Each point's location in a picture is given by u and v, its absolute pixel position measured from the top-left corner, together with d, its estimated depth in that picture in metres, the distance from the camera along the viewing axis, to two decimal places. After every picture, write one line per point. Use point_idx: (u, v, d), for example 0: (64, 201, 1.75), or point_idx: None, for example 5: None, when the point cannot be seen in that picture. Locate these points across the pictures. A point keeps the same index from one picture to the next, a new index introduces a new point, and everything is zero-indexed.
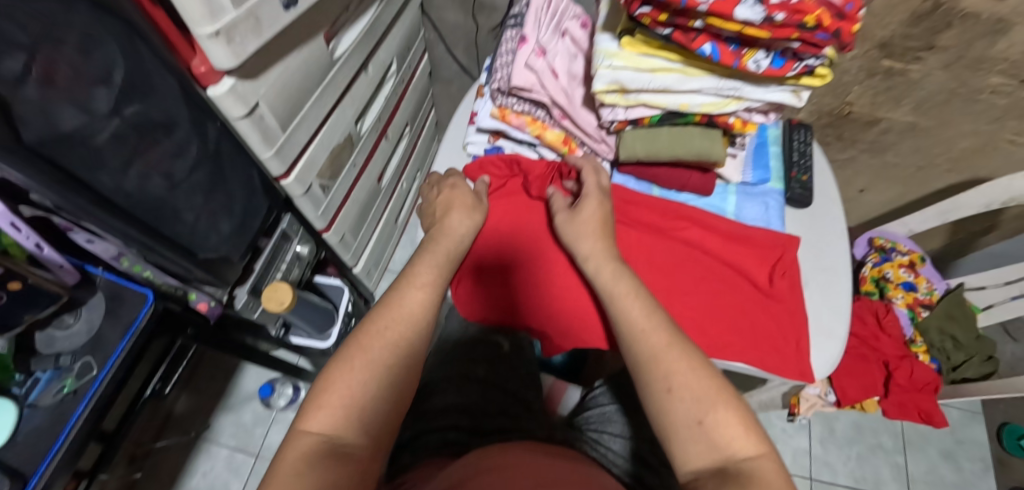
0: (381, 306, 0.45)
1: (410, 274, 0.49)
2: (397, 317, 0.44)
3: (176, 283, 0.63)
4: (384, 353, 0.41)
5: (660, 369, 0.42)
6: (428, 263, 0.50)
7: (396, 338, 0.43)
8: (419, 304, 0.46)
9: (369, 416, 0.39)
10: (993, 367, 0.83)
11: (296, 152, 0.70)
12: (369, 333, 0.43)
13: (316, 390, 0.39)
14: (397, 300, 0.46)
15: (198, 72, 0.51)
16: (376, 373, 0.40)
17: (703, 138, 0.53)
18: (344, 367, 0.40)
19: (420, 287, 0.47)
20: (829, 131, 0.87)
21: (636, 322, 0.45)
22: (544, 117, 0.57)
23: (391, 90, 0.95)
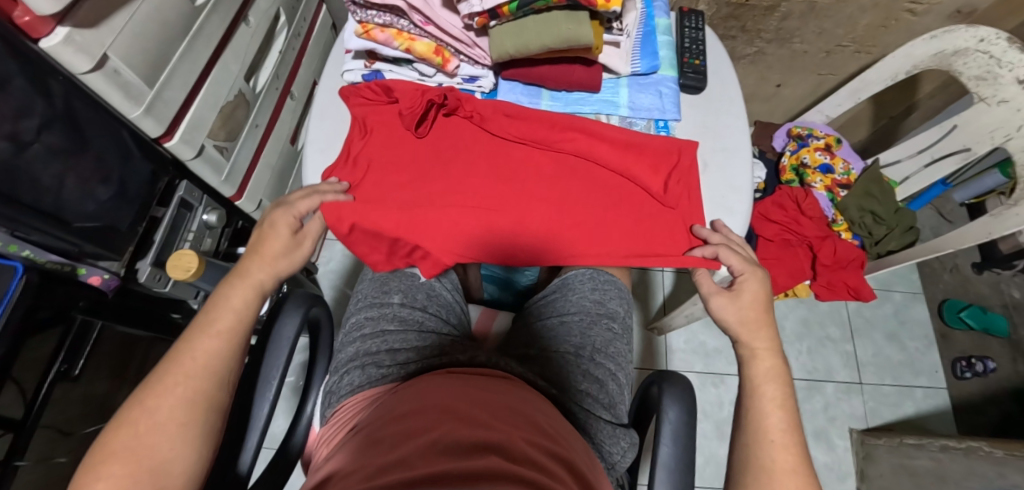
0: (167, 363, 0.43)
1: (206, 316, 0.46)
2: (188, 370, 0.42)
3: (62, 259, 0.60)
4: (169, 419, 0.40)
5: (770, 487, 0.41)
6: (223, 306, 0.46)
7: (205, 372, 0.43)
8: (213, 354, 0.44)
9: (166, 473, 0.38)
10: (913, 236, 0.85)
11: (173, 111, 0.65)
12: (152, 391, 0.41)
13: (92, 459, 0.37)
14: (189, 352, 0.43)
15: (23, 23, 0.46)
16: (165, 433, 0.39)
17: (569, 22, 0.52)
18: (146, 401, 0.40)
19: (231, 319, 0.46)
20: (732, 23, 0.85)
21: (768, 427, 0.44)
22: (408, 27, 0.55)
23: (286, 45, 0.91)
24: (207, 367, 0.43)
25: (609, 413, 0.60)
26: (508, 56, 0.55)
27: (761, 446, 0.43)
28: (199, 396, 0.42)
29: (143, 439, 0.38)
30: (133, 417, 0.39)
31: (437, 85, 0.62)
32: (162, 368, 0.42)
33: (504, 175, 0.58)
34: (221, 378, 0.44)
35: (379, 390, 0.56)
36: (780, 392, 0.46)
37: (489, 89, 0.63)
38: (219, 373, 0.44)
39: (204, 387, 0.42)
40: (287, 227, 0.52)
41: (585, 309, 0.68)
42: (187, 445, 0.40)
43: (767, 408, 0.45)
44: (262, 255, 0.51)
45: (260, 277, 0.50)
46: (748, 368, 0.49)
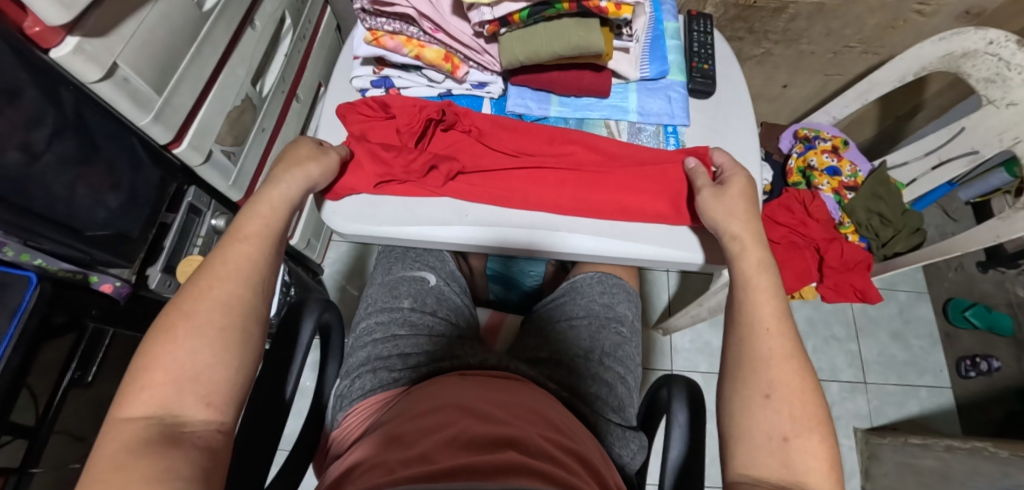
0: (201, 272, 0.43)
1: (235, 227, 0.46)
2: (222, 277, 0.43)
3: (74, 267, 0.60)
4: (208, 322, 0.40)
5: (764, 374, 0.43)
6: (252, 215, 0.47)
7: (233, 281, 0.43)
8: (244, 261, 0.44)
9: (211, 378, 0.38)
10: (920, 237, 0.85)
11: (182, 116, 0.66)
12: (188, 297, 0.41)
13: (138, 365, 0.38)
14: (222, 259, 0.43)
15: (33, 33, 0.46)
16: (207, 336, 0.39)
17: (580, 30, 0.51)
18: (181, 311, 0.40)
19: (258, 228, 0.46)
20: (739, 24, 0.85)
21: (762, 319, 0.46)
22: (418, 34, 0.55)
23: (291, 48, 0.90)
24: (240, 273, 0.43)
25: (617, 416, 0.60)
26: (518, 62, 0.54)
27: (754, 335, 0.45)
28: (235, 302, 0.42)
29: (182, 345, 0.38)
30: (174, 322, 0.39)
31: (446, 91, 0.62)
32: (196, 276, 0.43)
33: (505, 183, 0.57)
34: (255, 287, 0.44)
35: (392, 393, 0.57)
36: (769, 281, 0.48)
37: (498, 94, 0.63)
38: (251, 280, 0.44)
39: (240, 293, 0.43)
40: (310, 150, 0.53)
41: (594, 313, 0.68)
42: (227, 349, 0.40)
43: (758, 300, 0.47)
44: (291, 168, 0.51)
45: (287, 187, 0.49)
46: (737, 261, 0.50)
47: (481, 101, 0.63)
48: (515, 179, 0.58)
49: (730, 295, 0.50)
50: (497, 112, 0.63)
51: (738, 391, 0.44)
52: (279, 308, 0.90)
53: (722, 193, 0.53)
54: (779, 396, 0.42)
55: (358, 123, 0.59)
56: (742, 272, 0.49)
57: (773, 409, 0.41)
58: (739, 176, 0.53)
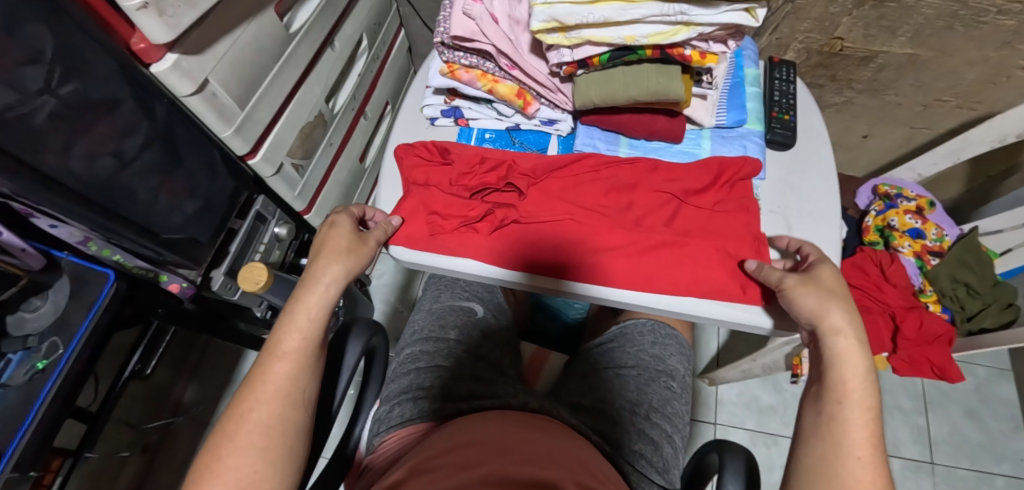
0: (246, 389, 0.46)
1: (274, 340, 0.48)
2: (263, 394, 0.45)
3: (147, 265, 0.63)
4: (251, 445, 0.43)
5: None
6: (290, 328, 0.48)
7: (274, 388, 0.45)
8: (282, 378, 0.46)
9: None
10: (1013, 315, 0.77)
11: (259, 130, 0.68)
12: (232, 418, 0.44)
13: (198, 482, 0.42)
14: (264, 377, 0.46)
15: (138, 49, 0.50)
16: (247, 457, 0.43)
17: (661, 76, 0.49)
18: (223, 430, 0.44)
19: (296, 334, 0.48)
20: (821, 71, 0.82)
21: (854, 441, 0.42)
22: (494, 70, 0.54)
23: (365, 67, 0.94)
24: (279, 391, 0.46)
25: (662, 477, 0.55)
26: (592, 104, 0.53)
27: (839, 455, 0.41)
28: (276, 422, 0.44)
29: (222, 466, 0.42)
30: (218, 444, 0.43)
31: (514, 125, 0.61)
32: (242, 392, 0.46)
33: (573, 216, 0.55)
34: (295, 400, 0.46)
35: (429, 424, 0.55)
36: (869, 398, 0.43)
37: (566, 132, 0.61)
38: (292, 396, 0.46)
39: (278, 411, 0.45)
40: (346, 221, 0.54)
41: (643, 364, 0.65)
42: (271, 466, 0.43)
43: (854, 417, 0.42)
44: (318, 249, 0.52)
45: (320, 289, 0.50)
46: (835, 365, 0.44)
47: (549, 137, 0.62)
48: (562, 242, 0.55)
49: (814, 391, 0.46)
50: (564, 150, 0.61)
51: None
52: None
53: (804, 284, 0.47)
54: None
55: (417, 164, 0.59)
56: (841, 381, 0.44)
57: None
58: (829, 268, 0.48)
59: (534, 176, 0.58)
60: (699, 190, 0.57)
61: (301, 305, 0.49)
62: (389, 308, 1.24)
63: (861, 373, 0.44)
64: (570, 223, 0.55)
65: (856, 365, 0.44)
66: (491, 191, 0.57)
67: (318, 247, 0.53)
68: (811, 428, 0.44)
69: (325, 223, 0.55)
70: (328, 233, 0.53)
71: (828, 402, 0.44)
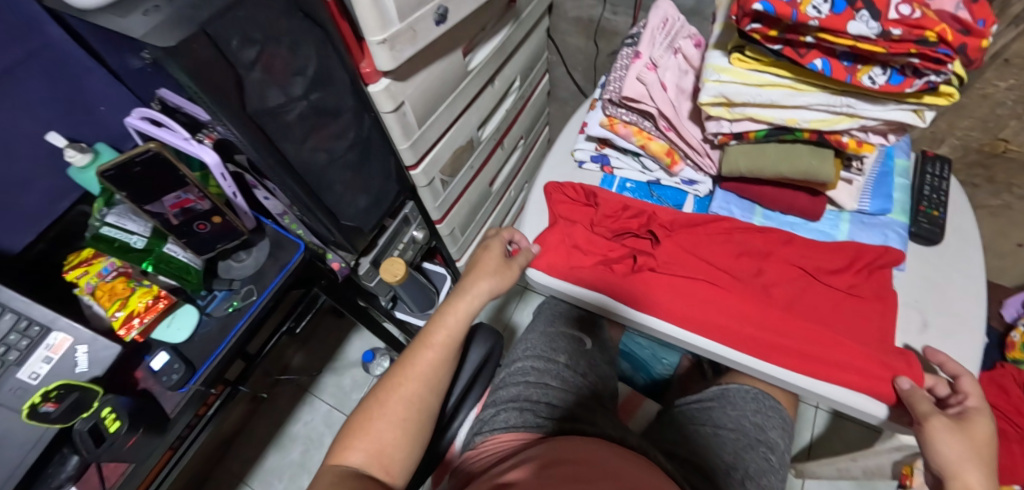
0: (398, 368, 0.57)
1: (427, 333, 0.58)
2: (411, 375, 0.56)
3: (319, 242, 0.77)
4: (394, 413, 0.53)
5: None
6: (440, 324, 0.58)
7: (420, 370, 0.56)
8: (427, 364, 0.56)
9: (393, 458, 0.52)
10: None
11: (426, 147, 0.80)
12: (386, 389, 0.55)
13: (349, 433, 0.54)
14: (415, 361, 0.56)
15: (364, 73, 0.64)
16: (390, 424, 0.53)
17: (813, 157, 0.52)
18: (378, 396, 0.55)
19: (443, 329, 0.58)
20: (977, 171, 0.79)
21: None
22: (650, 129, 0.60)
23: (513, 104, 1.05)
24: (423, 374, 0.56)
25: None
26: (738, 173, 0.57)
27: None
28: (415, 400, 0.55)
29: (374, 424, 0.53)
30: (372, 407, 0.55)
31: (655, 179, 0.67)
32: (396, 369, 0.57)
33: (705, 272, 0.59)
34: (434, 386, 0.56)
35: (533, 436, 0.60)
36: None
37: (703, 193, 0.66)
38: (431, 381, 0.56)
39: (420, 392, 0.55)
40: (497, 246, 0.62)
41: (743, 429, 0.65)
42: (405, 434, 0.53)
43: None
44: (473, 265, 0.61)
45: (467, 303, 0.58)
46: None
47: (685, 195, 0.67)
48: (693, 294, 0.58)
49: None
50: (698, 209, 0.66)
51: None
52: None
53: (952, 430, 0.45)
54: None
55: (563, 200, 0.66)
56: None
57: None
58: (981, 420, 0.46)
59: (670, 228, 0.63)
60: (834, 270, 0.58)
61: (450, 311, 0.59)
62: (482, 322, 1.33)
63: None
64: (701, 277, 0.58)
65: None
66: (630, 235, 0.63)
67: (473, 264, 0.61)
68: None
69: (481, 247, 0.63)
70: (481, 254, 0.62)
71: None
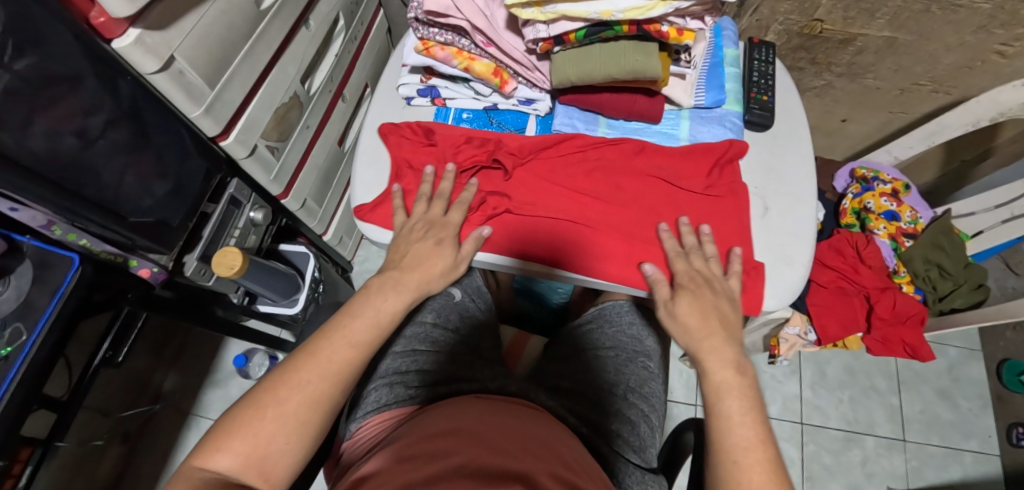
0: (304, 357, 0.46)
1: (346, 321, 0.48)
2: (319, 368, 0.45)
3: (115, 250, 0.61)
4: (292, 413, 0.43)
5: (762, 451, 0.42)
6: (371, 321, 0.49)
7: (337, 367, 0.46)
8: (349, 363, 0.46)
9: (275, 463, 0.42)
10: (982, 295, 0.79)
11: (231, 111, 0.66)
12: (286, 382, 0.44)
13: (224, 426, 0.42)
14: (326, 353, 0.46)
15: (97, 24, 0.47)
16: (285, 424, 0.42)
17: (638, 53, 0.49)
18: (269, 389, 0.44)
19: (372, 327, 0.49)
20: (801, 54, 0.82)
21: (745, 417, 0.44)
22: (469, 47, 0.54)
23: (342, 48, 0.91)
24: (335, 372, 0.45)
25: (638, 457, 0.56)
26: (570, 83, 0.52)
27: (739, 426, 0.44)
28: (322, 400, 0.44)
29: (264, 426, 0.42)
30: (264, 403, 0.43)
31: (491, 104, 0.62)
32: (299, 357, 0.45)
33: (560, 196, 0.58)
34: (343, 384, 0.46)
35: (407, 409, 0.55)
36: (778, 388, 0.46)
37: (544, 112, 0.62)
38: (347, 383, 0.46)
39: (328, 392, 0.45)
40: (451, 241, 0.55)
41: (621, 345, 0.66)
42: (302, 437, 0.43)
43: (735, 417, 0.44)
44: (417, 263, 0.54)
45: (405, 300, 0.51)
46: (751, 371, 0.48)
47: (527, 117, 0.63)
48: (545, 227, 0.56)
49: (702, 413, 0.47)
50: (542, 130, 0.62)
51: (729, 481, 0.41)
52: (306, 304, 0.91)
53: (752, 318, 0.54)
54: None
55: (401, 143, 0.61)
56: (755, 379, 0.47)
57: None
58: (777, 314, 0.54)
59: (519, 155, 0.60)
60: (686, 174, 0.59)
61: (385, 298, 0.51)
62: None
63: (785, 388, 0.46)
64: (563, 204, 0.57)
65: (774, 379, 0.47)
66: (478, 168, 0.60)
67: (412, 261, 0.54)
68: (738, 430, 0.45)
69: (427, 226, 0.56)
70: (427, 246, 0.55)
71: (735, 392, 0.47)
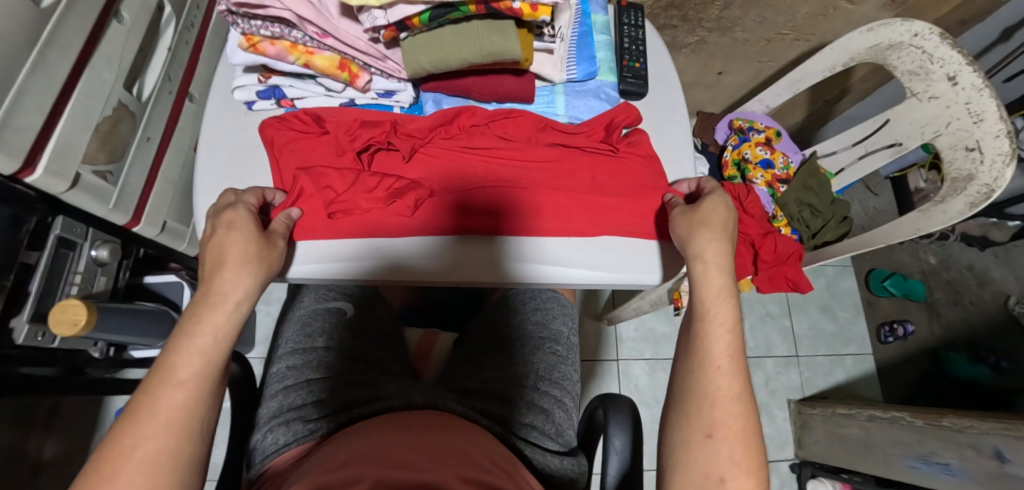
0: (126, 420, 0.37)
1: (166, 364, 0.39)
2: (151, 428, 0.37)
3: None
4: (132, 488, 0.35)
5: (708, 413, 0.43)
6: (184, 351, 0.40)
7: (168, 417, 0.37)
8: (180, 408, 0.38)
9: None
10: (846, 227, 0.88)
11: (30, 139, 0.53)
12: (108, 459, 0.35)
13: None
14: (150, 409, 0.37)
15: None
16: None
17: (493, 34, 0.45)
18: (94, 471, 0.35)
19: (196, 357, 0.40)
20: (673, 12, 0.82)
21: (714, 355, 0.44)
22: (303, 40, 0.46)
23: (176, 41, 0.78)
24: (171, 423, 0.38)
25: (555, 443, 0.56)
26: (425, 71, 0.48)
27: (703, 373, 0.44)
28: (167, 459, 0.37)
29: None
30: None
31: (348, 100, 0.56)
32: (118, 426, 0.37)
33: (466, 172, 0.55)
34: (190, 433, 0.38)
35: (308, 444, 0.50)
36: (730, 320, 0.46)
37: (409, 103, 0.57)
38: (189, 427, 0.38)
39: (172, 444, 0.37)
40: (245, 218, 0.46)
41: (528, 334, 0.65)
42: None
43: (715, 335, 0.45)
44: (218, 259, 0.43)
45: (229, 308, 0.42)
46: (699, 296, 0.47)
47: (391, 109, 0.57)
48: (479, 199, 0.53)
49: (686, 324, 0.48)
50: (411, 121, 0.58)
51: (686, 426, 0.43)
52: None
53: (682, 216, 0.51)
54: (722, 436, 0.42)
55: (288, 137, 0.53)
56: (703, 308, 0.47)
57: (709, 452, 0.41)
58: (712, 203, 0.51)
59: (419, 136, 0.56)
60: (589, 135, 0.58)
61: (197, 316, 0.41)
62: (274, 308, 1.14)
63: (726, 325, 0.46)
64: (468, 180, 0.54)
65: (723, 315, 0.46)
66: (376, 150, 0.54)
67: (212, 257, 0.44)
68: (684, 374, 0.46)
69: (217, 215, 0.46)
70: (221, 235, 0.45)
71: (694, 326, 0.47)
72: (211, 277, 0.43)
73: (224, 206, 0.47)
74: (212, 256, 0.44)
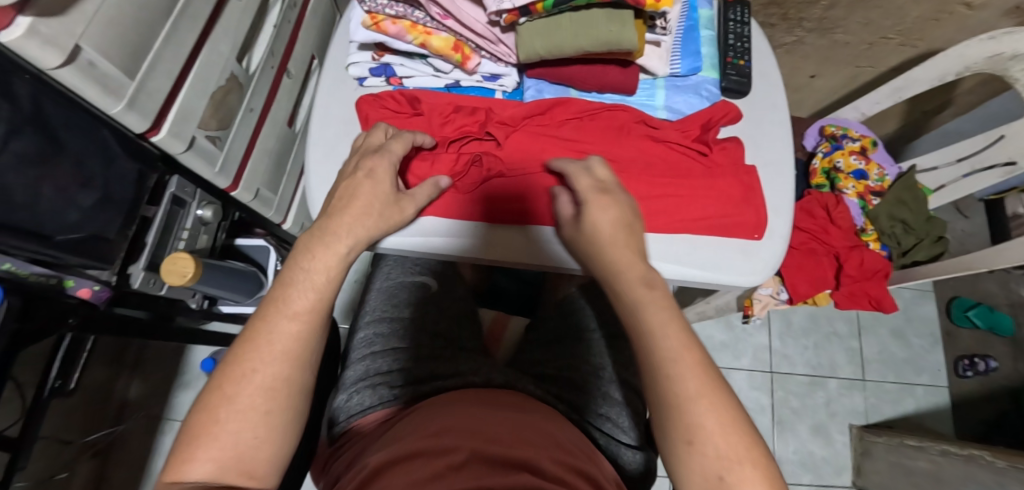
0: (244, 345, 0.38)
1: (281, 295, 0.40)
2: (267, 355, 0.38)
3: (47, 271, 0.58)
4: (252, 406, 0.36)
5: (681, 418, 0.36)
6: (304, 287, 0.41)
7: (285, 346, 0.39)
8: (294, 340, 0.39)
9: (256, 461, 0.36)
10: (941, 247, 0.85)
11: (158, 102, 0.58)
12: (230, 378, 0.37)
13: (184, 439, 0.36)
14: (266, 335, 0.38)
15: None
16: (251, 421, 0.36)
17: (611, 23, 0.45)
18: (221, 385, 0.37)
19: (310, 290, 0.41)
20: (773, 10, 0.80)
21: (664, 356, 0.38)
22: (424, 20, 0.48)
23: (282, 18, 0.82)
24: (287, 352, 0.39)
25: (629, 435, 0.56)
26: (538, 57, 0.49)
27: (654, 382, 0.38)
28: (281, 384, 0.38)
29: (224, 432, 0.35)
30: (216, 404, 0.36)
31: (454, 81, 0.58)
32: (236, 351, 0.38)
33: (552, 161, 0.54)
34: (305, 361, 0.40)
35: (392, 409, 0.52)
36: (669, 310, 0.40)
37: (511, 88, 0.58)
38: (304, 355, 0.39)
39: (286, 372, 0.38)
40: (386, 172, 0.47)
41: (603, 326, 0.65)
42: (275, 427, 0.37)
43: (660, 335, 0.39)
44: (350, 204, 0.45)
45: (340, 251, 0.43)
46: (622, 304, 0.42)
47: (493, 93, 0.59)
48: (539, 194, 0.54)
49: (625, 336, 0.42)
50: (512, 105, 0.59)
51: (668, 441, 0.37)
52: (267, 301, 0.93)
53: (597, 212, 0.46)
54: (703, 438, 0.35)
55: (382, 116, 0.56)
56: (634, 314, 0.40)
57: (700, 461, 0.35)
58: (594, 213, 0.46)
59: (511, 124, 0.56)
60: (681, 130, 0.57)
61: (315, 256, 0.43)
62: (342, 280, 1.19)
63: (670, 318, 0.39)
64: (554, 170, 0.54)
65: (660, 310, 0.40)
66: (472, 139, 0.56)
67: (345, 198, 0.45)
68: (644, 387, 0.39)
69: (364, 157, 0.48)
70: (359, 179, 0.46)
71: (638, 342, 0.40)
72: (334, 214, 0.45)
73: (373, 150, 0.49)
74: (348, 197, 0.45)
